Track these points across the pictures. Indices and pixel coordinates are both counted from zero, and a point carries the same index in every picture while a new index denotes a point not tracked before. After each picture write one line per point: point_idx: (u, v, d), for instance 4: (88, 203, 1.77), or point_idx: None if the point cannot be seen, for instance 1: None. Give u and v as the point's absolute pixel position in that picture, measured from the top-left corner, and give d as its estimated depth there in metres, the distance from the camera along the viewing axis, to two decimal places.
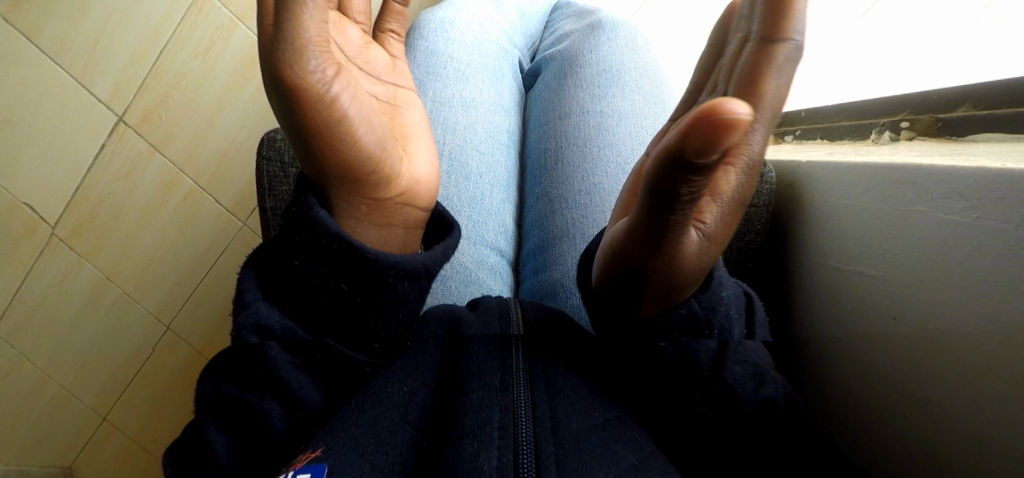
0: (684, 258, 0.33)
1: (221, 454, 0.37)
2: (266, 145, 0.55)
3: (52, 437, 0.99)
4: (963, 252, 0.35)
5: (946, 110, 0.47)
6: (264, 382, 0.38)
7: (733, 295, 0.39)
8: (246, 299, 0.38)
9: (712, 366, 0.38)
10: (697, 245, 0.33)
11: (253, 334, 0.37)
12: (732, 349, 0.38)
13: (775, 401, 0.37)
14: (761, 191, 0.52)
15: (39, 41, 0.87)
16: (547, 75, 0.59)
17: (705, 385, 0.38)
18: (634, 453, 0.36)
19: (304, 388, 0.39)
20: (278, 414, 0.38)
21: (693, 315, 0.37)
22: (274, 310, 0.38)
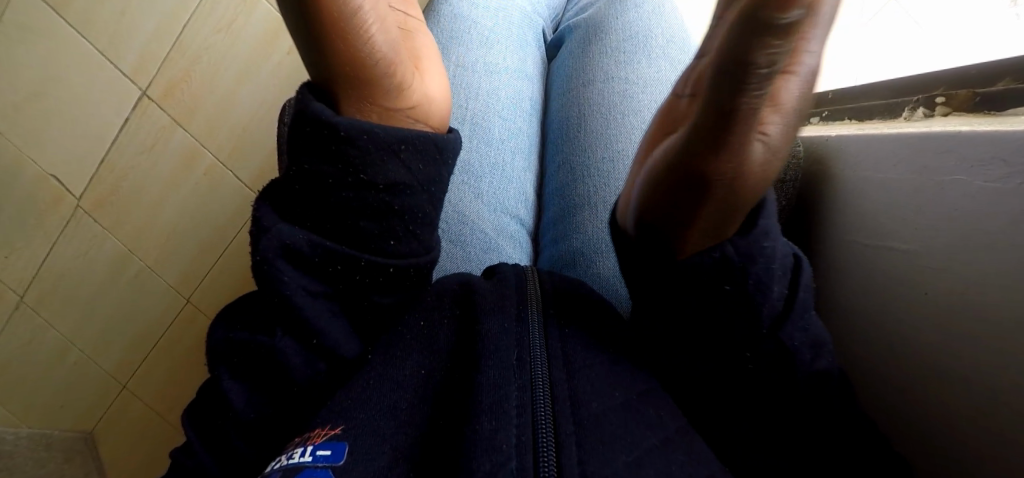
0: (744, 177, 0.31)
1: (237, 401, 0.40)
2: (287, 112, 0.55)
3: (77, 402, 1.02)
4: (1001, 220, 0.35)
5: (985, 84, 0.46)
6: (279, 313, 0.39)
7: (783, 253, 0.35)
8: (266, 224, 0.38)
9: (773, 326, 0.36)
10: (764, 156, 0.30)
11: (279, 258, 0.38)
12: (798, 312, 0.35)
13: (829, 374, 0.37)
14: (787, 165, 0.51)
15: (68, 15, 0.88)
16: (570, 44, 0.57)
17: (758, 343, 0.36)
18: (656, 435, 0.35)
19: (326, 323, 0.40)
20: (292, 351, 0.39)
21: (727, 261, 0.34)
22: (296, 230, 0.38)
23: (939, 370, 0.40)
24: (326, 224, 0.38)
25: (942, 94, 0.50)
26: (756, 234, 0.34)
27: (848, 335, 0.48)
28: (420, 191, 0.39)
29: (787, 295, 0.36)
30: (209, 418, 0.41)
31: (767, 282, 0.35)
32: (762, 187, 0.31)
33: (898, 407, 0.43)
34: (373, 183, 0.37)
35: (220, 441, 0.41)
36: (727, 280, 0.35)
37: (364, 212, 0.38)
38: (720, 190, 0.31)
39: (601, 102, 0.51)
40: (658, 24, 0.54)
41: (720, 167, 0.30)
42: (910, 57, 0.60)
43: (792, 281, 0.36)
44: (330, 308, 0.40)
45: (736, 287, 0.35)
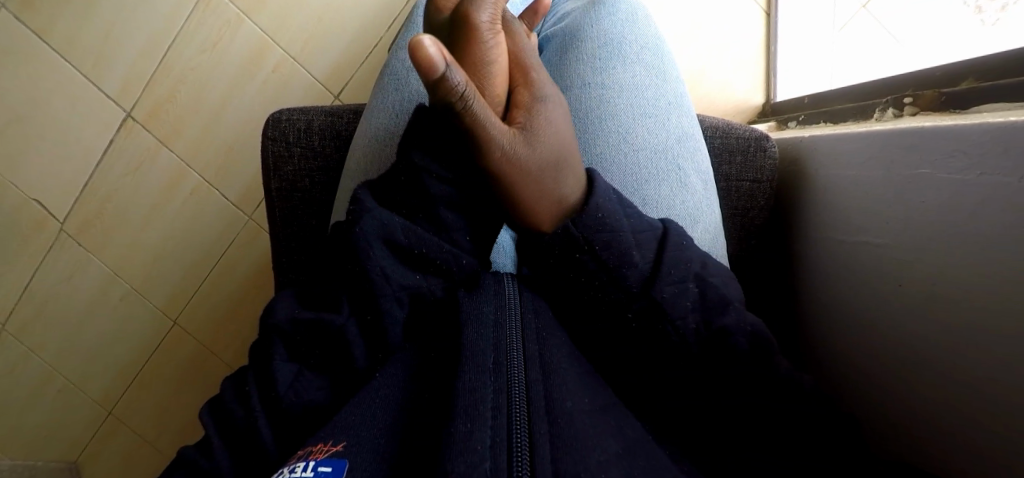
0: (516, 156, 0.41)
1: (283, 385, 0.40)
2: (271, 126, 0.55)
3: (62, 429, 1.00)
4: (970, 211, 0.35)
5: (950, 84, 0.48)
6: (358, 285, 0.41)
7: (634, 228, 0.42)
8: (366, 205, 0.42)
9: (641, 285, 0.40)
10: (525, 148, 0.41)
11: (376, 241, 0.41)
12: (664, 273, 0.40)
13: (732, 333, 0.39)
14: (764, 167, 0.53)
15: (51, 40, 0.88)
16: (549, 52, 0.58)
17: (631, 302, 0.40)
18: (618, 440, 0.34)
19: (391, 306, 0.41)
20: (358, 343, 0.41)
21: (569, 233, 0.41)
22: (392, 215, 0.42)
23: (912, 357, 0.41)
24: (415, 211, 0.42)
25: (910, 94, 0.52)
26: (592, 209, 0.41)
27: (829, 332, 0.49)
28: (490, 203, 0.43)
29: (654, 259, 0.41)
30: (238, 417, 0.40)
31: (624, 250, 0.40)
32: (545, 166, 0.42)
33: (877, 398, 0.44)
34: (472, 184, 0.42)
35: (249, 439, 0.40)
36: (579, 248, 0.41)
37: (448, 202, 0.42)
38: (502, 170, 0.41)
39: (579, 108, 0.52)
40: (634, 29, 0.55)
41: (492, 157, 0.40)
42: (879, 62, 0.62)
43: (658, 251, 0.41)
44: (400, 299, 0.42)
45: (588, 254, 0.41)
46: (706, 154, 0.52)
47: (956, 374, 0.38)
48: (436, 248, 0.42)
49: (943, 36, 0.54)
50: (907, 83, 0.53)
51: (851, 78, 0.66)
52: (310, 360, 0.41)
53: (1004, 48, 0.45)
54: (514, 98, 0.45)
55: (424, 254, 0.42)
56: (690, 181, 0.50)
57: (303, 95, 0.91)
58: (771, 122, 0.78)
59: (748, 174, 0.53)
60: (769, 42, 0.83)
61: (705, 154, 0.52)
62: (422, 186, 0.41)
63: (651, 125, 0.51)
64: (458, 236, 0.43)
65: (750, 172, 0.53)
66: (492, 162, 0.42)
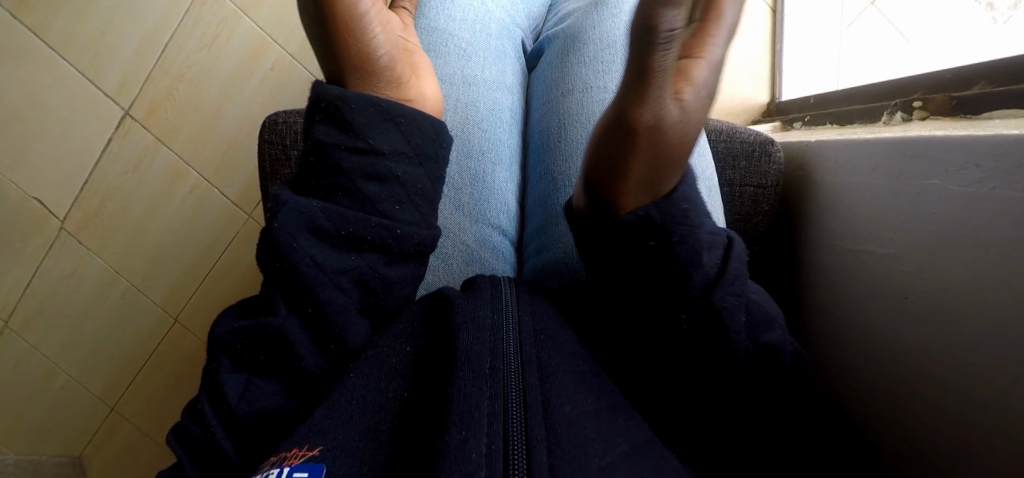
0: (667, 127, 0.36)
1: (232, 396, 0.40)
2: (268, 128, 0.55)
3: (63, 427, 1.00)
4: (980, 224, 0.34)
5: (961, 89, 0.47)
6: (287, 278, 0.40)
7: (709, 230, 0.38)
8: (282, 199, 0.41)
9: (703, 288, 0.38)
10: (677, 116, 0.36)
11: (299, 232, 0.40)
12: (727, 279, 0.38)
13: (778, 349, 0.38)
14: (767, 172, 0.52)
15: (47, 37, 0.87)
16: (550, 54, 0.57)
17: (691, 302, 0.38)
18: (626, 441, 0.34)
19: (331, 294, 0.41)
20: (299, 332, 0.40)
21: (649, 218, 0.38)
22: (309, 200, 0.41)
23: (921, 368, 0.40)
24: (332, 191, 0.41)
25: (919, 98, 0.50)
26: (677, 198, 0.38)
27: (833, 341, 0.48)
28: (410, 160, 0.42)
29: (720, 263, 0.38)
30: (195, 434, 0.40)
31: (695, 250, 0.38)
32: (680, 143, 0.37)
33: (882, 406, 0.43)
34: (378, 149, 0.41)
35: (210, 455, 0.39)
36: (653, 237, 0.38)
37: (365, 174, 0.41)
38: (646, 138, 0.36)
39: (580, 112, 0.51)
40: None
41: (641, 115, 0.35)
42: (888, 63, 0.61)
43: (725, 257, 0.39)
44: (341, 284, 0.41)
45: (661, 243, 0.38)
46: (709, 159, 0.51)
47: (963, 387, 0.37)
48: (361, 223, 0.41)
49: (955, 38, 0.53)
50: (916, 87, 0.52)
51: (858, 78, 0.65)
52: (253, 367, 0.41)
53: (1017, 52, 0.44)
54: (413, 70, 0.43)
55: (353, 233, 0.42)
56: None
57: (303, 93, 0.90)
58: (775, 121, 0.77)
59: (752, 179, 0.52)
60: (775, 40, 0.82)
61: (708, 159, 0.51)
62: (332, 165, 0.41)
63: None
64: (385, 207, 0.42)
65: (755, 176, 0.52)
66: (388, 126, 0.41)
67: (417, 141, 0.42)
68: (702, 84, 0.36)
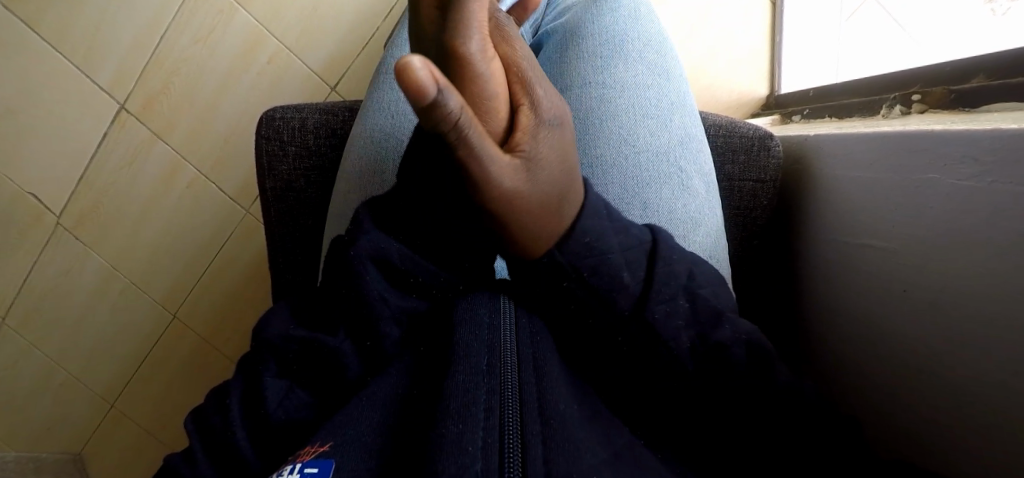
0: (512, 198, 0.33)
1: (271, 403, 0.39)
2: (265, 124, 0.54)
3: (62, 423, 1.00)
4: (981, 217, 0.34)
5: (958, 82, 0.47)
6: (353, 310, 0.39)
7: (623, 245, 0.37)
8: (366, 226, 0.39)
9: (633, 308, 0.37)
10: (519, 177, 0.32)
11: (370, 262, 0.38)
12: (655, 291, 0.37)
13: (728, 346, 0.37)
14: (767, 166, 0.52)
15: (41, 30, 0.86)
16: (549, 48, 0.57)
17: (625, 326, 0.37)
18: (607, 447, 0.33)
19: (388, 326, 0.39)
20: (350, 354, 0.39)
21: (558, 262, 0.36)
22: (389, 237, 0.39)
23: (921, 364, 0.40)
24: (411, 231, 0.39)
25: (918, 91, 0.51)
26: (579, 234, 0.36)
27: (831, 335, 0.48)
28: (476, 212, 0.41)
29: (644, 278, 0.38)
30: (217, 425, 0.40)
31: (613, 272, 0.37)
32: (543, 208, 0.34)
33: (881, 400, 0.44)
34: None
35: (228, 453, 0.39)
36: (566, 276, 0.37)
37: (465, 229, 0.37)
38: (503, 209, 0.33)
39: (579, 108, 0.51)
40: (636, 25, 0.53)
41: (482, 191, 0.32)
42: (887, 56, 0.61)
43: (648, 267, 0.38)
44: (398, 318, 0.40)
45: (576, 282, 0.37)
46: (708, 154, 0.51)
47: (959, 380, 0.37)
48: (428, 272, 0.39)
49: (954, 30, 0.53)
50: (914, 79, 0.52)
51: (857, 71, 0.64)
52: (293, 374, 0.40)
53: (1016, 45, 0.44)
54: None
55: (423, 280, 0.40)
56: (691, 184, 0.49)
57: (299, 87, 0.89)
58: (774, 115, 0.77)
59: (752, 174, 0.52)
60: (774, 32, 0.81)
61: (707, 155, 0.51)
62: (414, 202, 0.38)
63: (653, 126, 0.50)
64: (448, 266, 0.40)
65: (754, 171, 0.52)
66: (480, 174, 0.38)
67: None
68: (545, 146, 0.33)
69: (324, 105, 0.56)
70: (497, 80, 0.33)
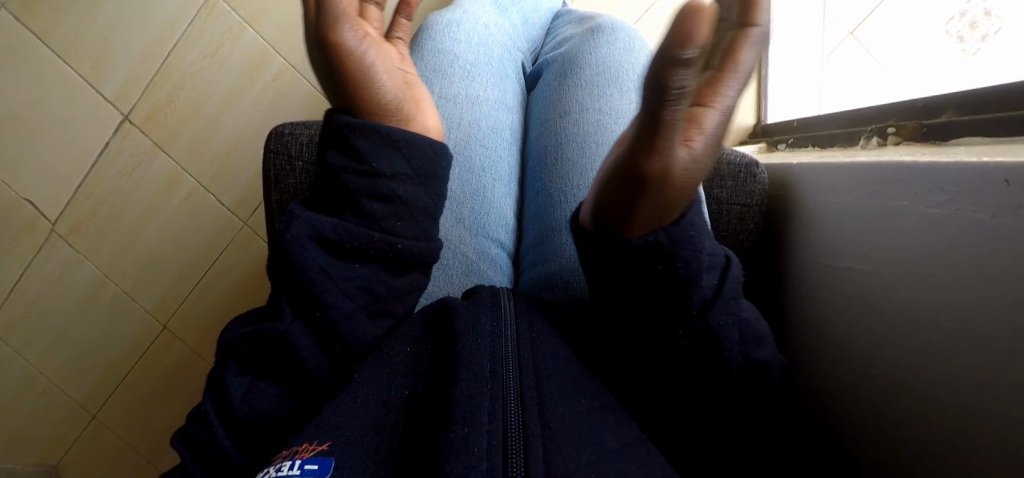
0: (674, 176, 0.36)
1: (235, 398, 0.41)
2: (274, 139, 0.57)
3: (44, 431, 0.99)
4: (947, 241, 0.37)
5: (929, 117, 0.50)
6: (295, 288, 0.43)
7: (711, 250, 0.41)
8: (295, 213, 0.44)
9: (702, 307, 0.40)
10: (686, 162, 0.36)
11: (308, 242, 0.43)
12: (723, 300, 0.40)
13: (767, 365, 0.41)
14: (753, 192, 0.55)
15: (50, 40, 0.88)
16: (548, 76, 0.60)
17: (688, 321, 0.40)
18: (617, 437, 0.35)
19: (337, 298, 0.43)
20: (303, 338, 0.42)
21: (659, 243, 0.40)
22: (320, 215, 0.44)
23: (898, 381, 0.42)
24: (340, 209, 0.44)
25: (893, 124, 0.54)
26: (686, 224, 0.41)
27: (815, 354, 0.50)
28: (412, 182, 0.45)
29: (716, 285, 0.41)
30: (199, 434, 0.42)
31: (697, 271, 0.40)
32: (683, 189, 0.38)
33: (861, 417, 0.45)
34: (383, 174, 0.44)
35: (214, 454, 0.41)
36: (660, 259, 0.40)
37: (370, 195, 0.44)
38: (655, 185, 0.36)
39: (576, 133, 0.53)
40: (631, 58, 0.57)
41: (653, 162, 0.36)
42: (868, 91, 0.64)
43: (722, 278, 0.41)
44: (344, 291, 0.44)
45: (666, 267, 0.40)
46: (698, 180, 0.54)
47: (931, 395, 0.39)
48: (365, 238, 0.44)
49: (928, 70, 0.56)
50: (890, 114, 0.55)
51: (839, 104, 0.68)
52: (257, 370, 0.43)
53: (984, 85, 0.47)
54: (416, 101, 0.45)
55: (355, 246, 0.44)
56: None
57: (303, 103, 0.91)
58: (761, 143, 0.80)
59: (739, 198, 0.55)
60: (760, 66, 0.85)
61: (697, 181, 0.54)
62: (342, 186, 0.44)
63: None
64: (388, 224, 0.45)
65: (741, 196, 0.55)
66: (393, 151, 0.44)
67: (417, 163, 0.45)
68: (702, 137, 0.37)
69: None
70: (698, 87, 0.37)
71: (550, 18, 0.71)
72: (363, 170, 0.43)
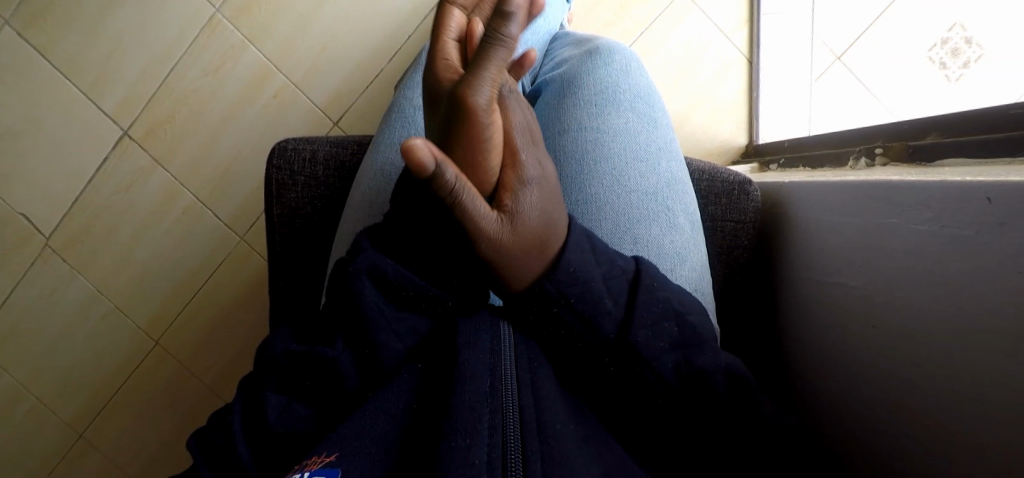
0: (501, 241, 0.40)
1: (270, 415, 0.41)
2: (277, 153, 0.57)
3: (31, 450, 0.98)
4: (932, 256, 0.38)
5: (915, 138, 0.52)
6: (356, 329, 0.42)
7: (605, 275, 0.42)
8: (364, 247, 0.43)
9: (617, 331, 0.41)
10: (508, 230, 0.40)
11: (365, 275, 0.42)
12: (639, 315, 0.41)
13: (731, 379, 0.41)
14: (747, 209, 0.56)
15: (51, 57, 0.89)
16: (547, 96, 0.61)
17: (612, 346, 0.41)
18: (619, 453, 0.36)
19: (388, 338, 0.41)
20: (349, 366, 0.41)
21: (548, 291, 0.41)
22: (388, 258, 0.43)
23: (892, 400, 0.42)
24: (438, 253, 0.42)
25: (880, 145, 0.56)
26: (564, 264, 0.41)
27: (811, 371, 0.51)
28: (467, 228, 0.43)
29: (626, 302, 0.42)
30: (220, 442, 0.42)
31: (597, 300, 0.41)
32: (535, 238, 0.41)
33: (857, 434, 0.46)
34: (427, 208, 0.42)
35: (230, 459, 0.41)
36: (555, 302, 0.41)
37: (446, 242, 0.42)
38: (489, 248, 0.40)
39: (576, 150, 0.55)
40: (627, 79, 0.58)
41: (478, 238, 0.39)
42: (856, 114, 0.66)
43: (632, 292, 0.42)
44: (398, 331, 0.42)
45: (564, 307, 0.41)
46: (693, 196, 0.55)
47: (922, 411, 0.40)
48: (417, 285, 0.42)
49: (915, 95, 0.58)
50: (876, 134, 0.57)
51: (828, 126, 0.70)
52: (296, 390, 0.42)
53: (967, 108, 0.49)
54: None
55: (420, 292, 0.42)
56: (677, 221, 0.52)
57: (303, 119, 0.92)
58: (753, 163, 0.82)
59: (733, 215, 0.56)
60: (751, 88, 0.87)
61: (692, 196, 0.55)
62: (403, 216, 0.43)
63: (643, 168, 0.54)
64: (429, 276, 0.43)
65: (734, 213, 0.56)
66: (445, 188, 0.43)
67: (474, 216, 0.43)
68: (528, 204, 0.41)
69: (333, 139, 0.60)
70: None
71: (549, 39, 0.73)
72: (420, 207, 0.42)
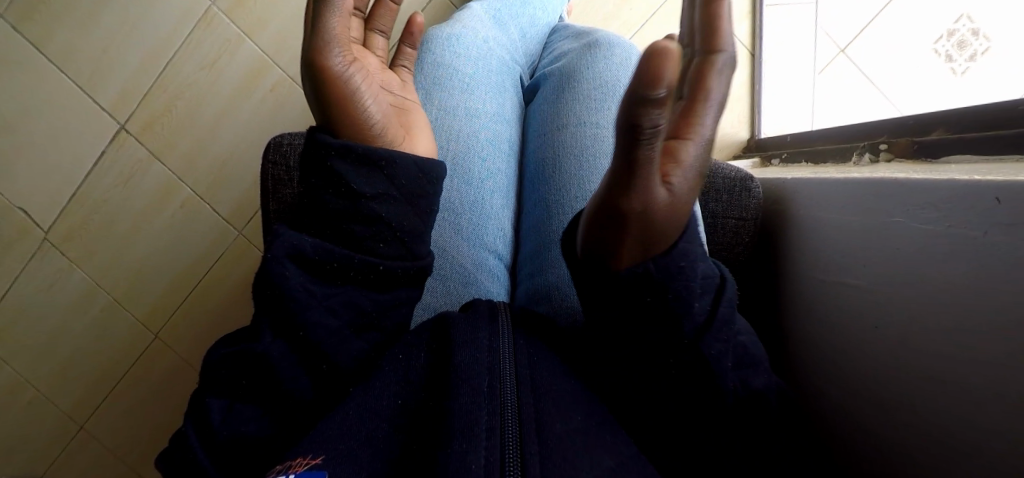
0: (655, 213, 0.35)
1: (215, 417, 0.40)
2: (271, 149, 0.56)
3: (32, 444, 0.98)
4: (937, 256, 0.38)
5: (920, 134, 0.51)
6: (275, 307, 0.41)
7: (702, 274, 0.39)
8: (279, 232, 0.43)
9: (694, 336, 0.38)
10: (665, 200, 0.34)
11: (286, 259, 0.42)
12: (716, 327, 0.38)
13: (764, 394, 0.41)
14: (748, 206, 0.55)
15: (46, 49, 0.88)
16: (546, 90, 0.60)
17: (680, 351, 0.38)
18: (612, 457, 0.36)
19: (320, 316, 0.42)
20: (281, 356, 0.41)
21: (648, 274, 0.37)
22: (304, 234, 0.43)
23: (896, 402, 0.42)
24: (326, 229, 0.43)
25: (885, 141, 0.55)
26: (677, 255, 0.37)
27: (813, 368, 0.51)
28: (397, 202, 0.44)
29: (709, 309, 0.39)
30: (180, 455, 0.41)
31: (688, 300, 0.38)
32: (672, 224, 0.36)
33: (860, 433, 0.46)
34: (361, 193, 0.42)
35: (187, 466, 0.40)
36: (650, 292, 0.37)
37: (353, 215, 0.43)
38: (635, 222, 0.35)
39: (575, 145, 0.54)
40: (628, 73, 0.57)
41: (630, 202, 0.34)
42: (860, 108, 0.65)
43: (714, 302, 0.39)
44: (330, 309, 0.42)
45: (657, 298, 0.37)
46: None
47: (926, 412, 0.40)
48: (344, 256, 0.43)
49: (921, 89, 0.57)
50: (880, 130, 0.56)
51: (830, 121, 0.69)
52: (237, 390, 0.41)
53: (975, 103, 0.48)
54: (408, 129, 0.45)
55: (341, 261, 0.43)
56: None
57: (301, 114, 0.92)
58: (754, 157, 0.81)
59: (734, 212, 0.56)
60: (754, 81, 0.86)
61: None
62: (323, 204, 0.43)
63: None
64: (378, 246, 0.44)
65: (736, 210, 0.56)
66: (372, 171, 0.43)
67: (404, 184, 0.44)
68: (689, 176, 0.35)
69: None
70: (673, 123, 0.35)
71: (549, 32, 0.72)
72: (342, 190, 0.42)
